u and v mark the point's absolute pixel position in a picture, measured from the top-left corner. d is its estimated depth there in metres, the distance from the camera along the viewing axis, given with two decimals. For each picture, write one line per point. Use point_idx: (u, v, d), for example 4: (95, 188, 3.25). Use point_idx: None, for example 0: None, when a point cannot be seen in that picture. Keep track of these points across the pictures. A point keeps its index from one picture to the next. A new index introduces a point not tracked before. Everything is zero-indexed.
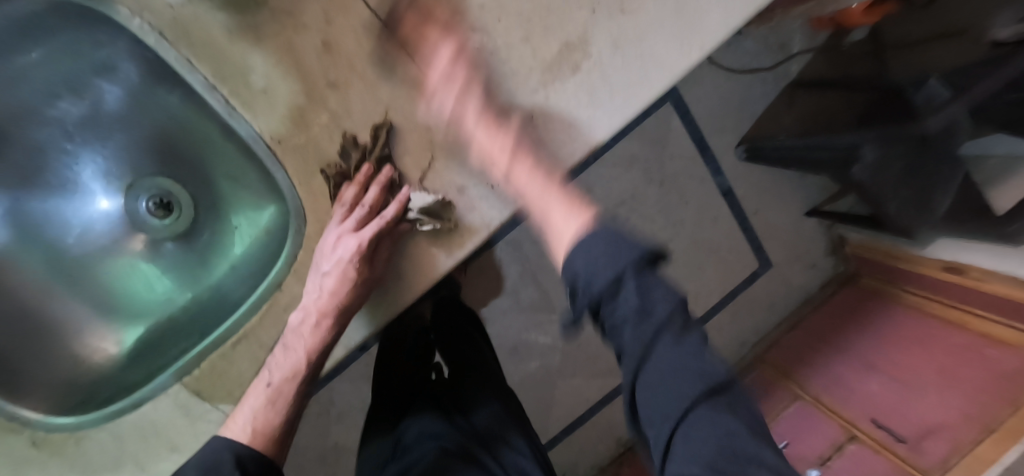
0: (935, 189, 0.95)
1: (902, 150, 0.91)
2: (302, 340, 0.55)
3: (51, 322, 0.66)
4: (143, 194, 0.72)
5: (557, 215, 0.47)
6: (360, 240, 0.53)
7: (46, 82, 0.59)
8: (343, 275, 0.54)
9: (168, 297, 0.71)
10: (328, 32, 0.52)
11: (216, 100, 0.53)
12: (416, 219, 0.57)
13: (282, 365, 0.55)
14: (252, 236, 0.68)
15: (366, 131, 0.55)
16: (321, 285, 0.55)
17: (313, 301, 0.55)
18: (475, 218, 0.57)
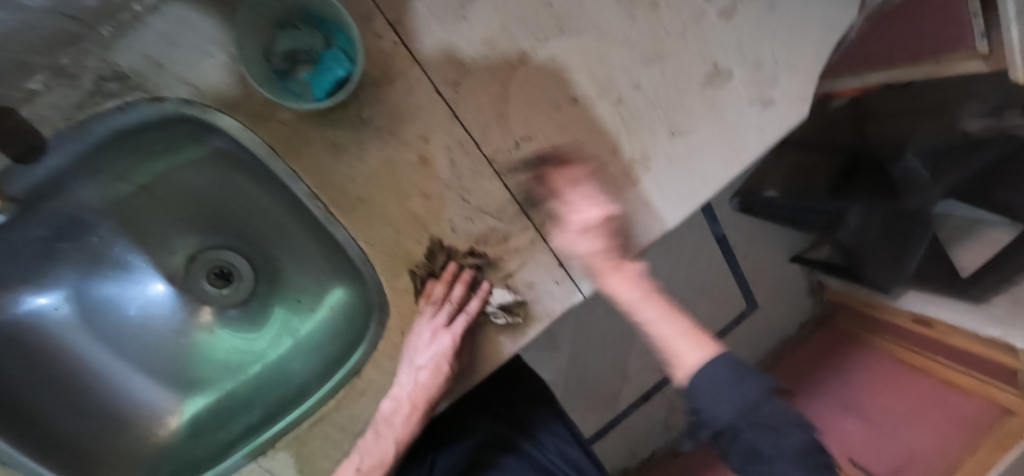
0: (907, 252, 1.07)
1: (881, 219, 1.04)
2: (397, 425, 0.60)
3: (112, 399, 0.67)
4: (204, 266, 0.74)
5: (685, 351, 0.51)
6: (454, 337, 0.58)
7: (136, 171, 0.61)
8: (437, 368, 0.58)
9: (226, 370, 0.73)
10: (426, 149, 0.57)
11: (316, 208, 0.56)
12: (492, 312, 0.62)
13: (372, 450, 0.59)
14: (316, 312, 0.71)
15: (453, 234, 0.60)
16: (414, 377, 0.59)
17: (406, 390, 0.59)
18: (541, 309, 0.62)
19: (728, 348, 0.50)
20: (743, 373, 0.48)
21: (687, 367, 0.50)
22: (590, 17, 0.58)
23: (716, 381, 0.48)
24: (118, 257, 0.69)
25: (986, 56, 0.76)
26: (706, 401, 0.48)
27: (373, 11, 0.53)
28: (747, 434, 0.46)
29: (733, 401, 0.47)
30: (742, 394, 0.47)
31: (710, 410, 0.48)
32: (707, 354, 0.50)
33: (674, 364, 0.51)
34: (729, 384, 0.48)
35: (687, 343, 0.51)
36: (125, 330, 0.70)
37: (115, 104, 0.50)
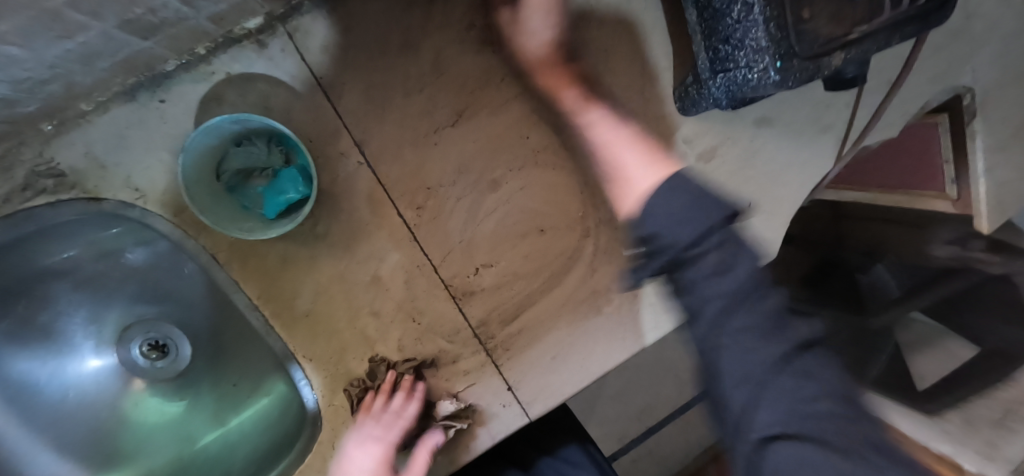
0: (873, 354, 1.05)
1: (848, 333, 1.03)
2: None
3: None
4: (137, 336, 0.68)
5: (636, 169, 0.45)
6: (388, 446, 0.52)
7: (81, 244, 0.59)
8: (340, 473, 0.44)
9: (155, 450, 0.67)
10: (381, 268, 0.55)
11: (255, 319, 0.53)
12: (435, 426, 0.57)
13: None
14: (253, 400, 0.68)
15: (399, 352, 0.57)
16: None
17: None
18: (490, 415, 0.59)
19: (731, 233, 0.38)
20: (701, 195, 0.39)
21: (637, 187, 0.44)
22: (566, 152, 0.58)
23: (667, 193, 0.40)
24: (46, 325, 0.63)
25: (954, 199, 0.84)
26: (661, 228, 0.38)
27: (340, 129, 0.51)
28: (701, 274, 0.37)
29: (699, 232, 0.37)
30: (683, 207, 0.38)
31: (669, 229, 0.38)
32: (659, 174, 0.43)
33: (624, 189, 0.46)
34: (682, 207, 0.39)
35: (643, 167, 0.45)
36: (40, 405, 0.63)
37: (47, 200, 0.47)
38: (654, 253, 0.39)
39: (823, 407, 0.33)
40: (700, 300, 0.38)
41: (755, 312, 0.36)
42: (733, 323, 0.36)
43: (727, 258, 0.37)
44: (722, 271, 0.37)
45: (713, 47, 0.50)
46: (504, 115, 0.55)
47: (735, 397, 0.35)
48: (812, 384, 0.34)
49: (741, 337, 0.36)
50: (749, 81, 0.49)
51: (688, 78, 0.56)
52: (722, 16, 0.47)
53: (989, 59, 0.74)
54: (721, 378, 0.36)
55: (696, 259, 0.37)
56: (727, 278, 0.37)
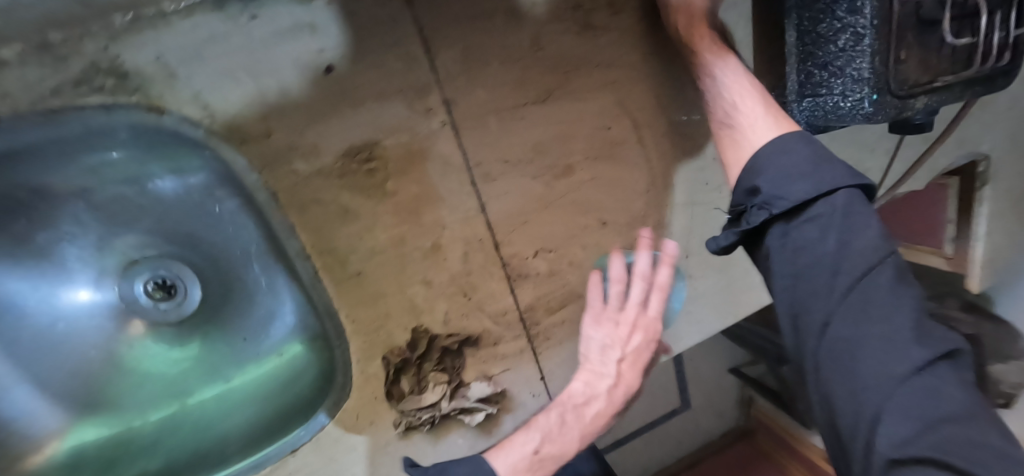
0: None
1: None
2: (584, 418, 0.51)
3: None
4: (145, 273, 0.62)
5: (773, 120, 0.46)
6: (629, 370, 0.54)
7: (108, 167, 0.54)
8: (649, 330, 0.54)
9: (146, 401, 0.62)
10: (442, 236, 0.52)
11: (304, 269, 0.49)
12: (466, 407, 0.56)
13: (546, 431, 0.50)
14: (262, 359, 0.63)
15: (443, 326, 0.55)
16: (618, 370, 0.53)
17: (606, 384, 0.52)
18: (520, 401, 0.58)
19: (857, 202, 0.40)
20: (823, 156, 0.42)
21: (755, 142, 0.46)
22: (641, 149, 0.57)
23: (789, 144, 0.43)
24: (44, 246, 0.57)
25: (948, 257, 0.92)
26: (772, 182, 0.42)
27: (431, 84, 0.48)
28: (804, 230, 0.40)
29: (806, 192, 0.40)
30: (804, 157, 0.42)
31: (782, 185, 0.41)
32: (782, 129, 0.45)
33: (738, 144, 0.47)
34: (807, 158, 0.42)
35: (765, 117, 0.46)
36: (24, 331, 0.57)
37: (101, 101, 0.42)
38: (756, 198, 0.43)
39: (958, 432, 0.32)
40: (812, 258, 0.39)
41: (891, 321, 0.35)
42: (867, 339, 0.36)
43: (831, 223, 0.39)
44: (843, 231, 0.39)
45: (806, 71, 0.52)
46: (593, 103, 0.54)
47: (852, 408, 0.35)
48: (955, 396, 0.33)
49: (860, 330, 0.36)
50: (839, 108, 0.50)
51: (768, 98, 0.58)
52: (826, 42, 0.49)
53: (1008, 134, 0.80)
54: (834, 389, 0.37)
55: (810, 218, 0.40)
56: (840, 242, 0.39)
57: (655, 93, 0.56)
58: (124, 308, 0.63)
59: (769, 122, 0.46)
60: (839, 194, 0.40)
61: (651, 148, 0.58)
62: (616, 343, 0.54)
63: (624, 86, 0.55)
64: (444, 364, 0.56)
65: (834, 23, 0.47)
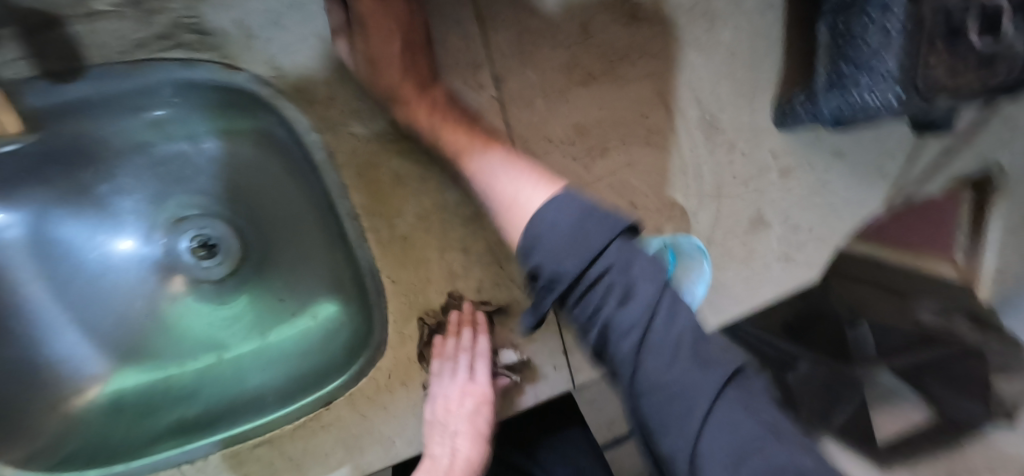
0: (838, 403, 1.08)
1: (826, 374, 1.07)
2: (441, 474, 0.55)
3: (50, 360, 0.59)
4: (192, 230, 0.65)
5: (530, 190, 0.42)
6: (480, 432, 0.57)
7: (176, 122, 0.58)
8: (476, 431, 0.56)
9: (185, 354, 0.65)
10: (482, 207, 0.55)
11: (353, 228, 0.52)
12: (500, 371, 0.60)
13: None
14: (297, 318, 0.66)
15: (477, 294, 0.58)
16: (454, 446, 0.55)
17: (445, 464, 0.54)
18: (547, 373, 0.62)
19: (628, 250, 0.39)
20: (589, 209, 0.39)
21: (526, 203, 0.41)
22: (674, 138, 0.60)
23: (560, 210, 0.39)
24: (102, 196, 0.60)
25: (958, 268, 0.97)
26: (546, 258, 0.37)
27: (485, 60, 0.52)
28: (597, 311, 0.39)
29: (577, 271, 0.37)
30: (579, 227, 0.38)
31: (558, 256, 0.37)
32: (548, 191, 0.42)
33: (512, 211, 0.43)
34: (569, 229, 0.38)
35: (532, 182, 0.43)
36: (76, 276, 0.60)
37: (183, 56, 0.46)
38: (546, 287, 0.39)
39: (772, 459, 0.34)
40: (612, 333, 0.38)
41: (677, 363, 0.37)
42: (671, 375, 0.37)
43: (617, 282, 0.38)
44: (631, 280, 0.38)
45: (836, 68, 0.55)
46: (633, 90, 0.57)
47: (673, 442, 0.36)
48: (751, 426, 0.36)
49: (677, 376, 0.36)
50: (866, 103, 0.53)
51: (796, 94, 0.61)
52: (857, 40, 0.52)
53: None
54: (654, 423, 0.37)
55: (594, 284, 0.38)
56: (627, 311, 0.38)
57: (689, 85, 0.59)
58: (168, 264, 0.65)
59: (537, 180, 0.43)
60: (612, 249, 0.38)
61: (683, 137, 0.61)
62: (467, 422, 0.56)
63: (661, 78, 0.58)
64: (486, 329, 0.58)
65: (867, 23, 0.50)
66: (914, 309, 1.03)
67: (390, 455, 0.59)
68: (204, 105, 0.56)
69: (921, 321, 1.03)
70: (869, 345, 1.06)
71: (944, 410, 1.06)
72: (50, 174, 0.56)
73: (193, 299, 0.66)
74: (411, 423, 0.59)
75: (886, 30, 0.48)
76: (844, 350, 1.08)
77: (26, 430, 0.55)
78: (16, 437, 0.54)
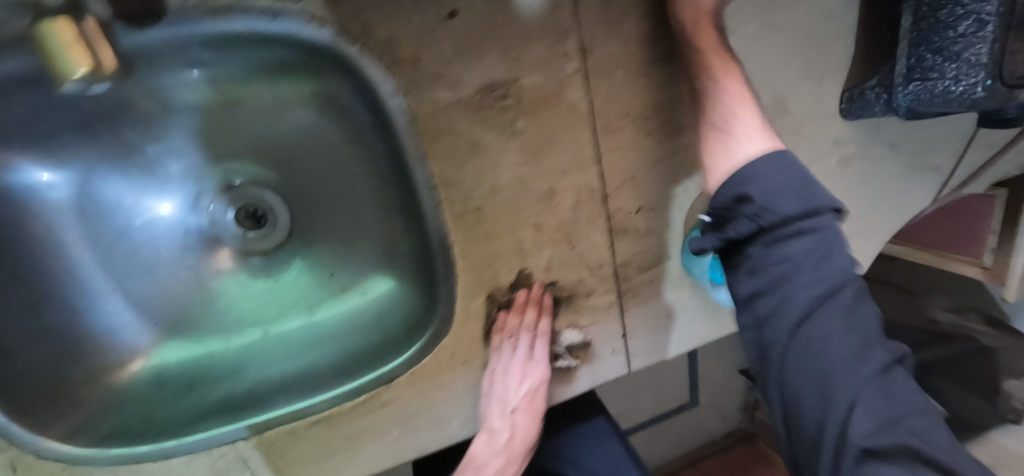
0: None
1: None
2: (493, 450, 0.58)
3: (89, 331, 0.55)
4: (240, 199, 0.62)
5: (750, 140, 0.47)
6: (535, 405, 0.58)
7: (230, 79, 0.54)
8: (533, 407, 0.58)
9: (229, 329, 0.61)
10: (558, 182, 0.54)
11: (429, 199, 0.50)
12: (560, 353, 0.60)
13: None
14: (347, 295, 0.63)
15: (545, 273, 0.56)
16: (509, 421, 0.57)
17: (499, 435, 0.58)
18: (604, 357, 0.62)
19: (831, 225, 0.42)
20: (804, 179, 0.43)
21: (745, 149, 0.47)
22: None
23: (774, 166, 0.44)
24: (151, 159, 0.57)
25: (986, 268, 0.95)
26: (760, 192, 0.43)
27: (573, 29, 0.50)
28: (777, 255, 0.42)
29: (786, 214, 0.42)
30: (780, 184, 0.43)
31: (772, 198, 0.42)
32: (767, 146, 0.46)
33: (721, 149, 0.49)
34: (787, 187, 0.43)
35: (756, 131, 0.48)
36: (120, 243, 0.57)
37: (268, 7, 0.44)
38: (740, 214, 0.44)
39: (906, 433, 0.38)
40: (787, 286, 0.42)
41: (846, 336, 0.40)
42: (833, 339, 0.40)
43: (822, 238, 0.41)
44: (822, 252, 0.41)
45: (917, 55, 0.54)
46: None
47: (812, 398, 0.40)
48: (906, 395, 0.40)
49: (831, 340, 0.40)
50: (948, 92, 0.52)
51: (869, 82, 0.60)
52: (945, 27, 0.51)
53: None
54: (799, 381, 0.41)
55: (802, 234, 0.42)
56: (812, 273, 0.41)
57: (765, 66, 0.58)
58: (214, 234, 0.62)
59: (758, 135, 0.47)
60: (823, 215, 0.42)
61: None
62: (522, 400, 0.57)
63: (739, 59, 0.57)
64: (552, 311, 0.58)
65: (957, 9, 0.49)
66: (929, 309, 1.11)
67: (444, 435, 0.59)
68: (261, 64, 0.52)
69: (936, 319, 1.09)
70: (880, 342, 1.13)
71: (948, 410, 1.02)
72: (101, 131, 0.53)
73: (241, 272, 0.63)
74: (470, 403, 0.58)
75: (979, 16, 0.47)
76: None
77: (68, 402, 0.53)
78: (59, 412, 0.51)
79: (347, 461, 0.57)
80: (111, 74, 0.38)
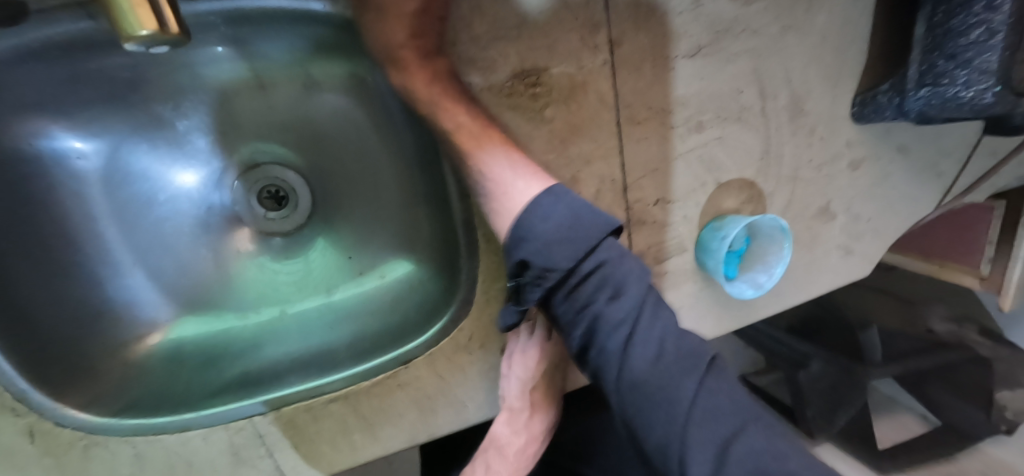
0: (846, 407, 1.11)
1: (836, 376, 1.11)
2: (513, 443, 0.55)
3: (110, 302, 0.56)
4: (263, 180, 0.62)
5: (523, 184, 0.47)
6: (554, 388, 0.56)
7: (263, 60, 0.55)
8: (552, 388, 0.56)
9: (246, 308, 0.62)
10: (582, 170, 0.55)
11: (457, 180, 0.51)
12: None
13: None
14: (365, 278, 0.64)
15: None
16: (531, 402, 0.55)
17: (524, 419, 0.54)
18: None
19: (617, 262, 0.44)
20: (579, 217, 0.44)
21: (519, 192, 0.46)
22: (762, 119, 0.61)
23: (551, 206, 0.44)
24: (180, 135, 0.58)
25: (983, 276, 0.97)
26: (536, 252, 0.43)
27: (603, 22, 0.52)
28: (610, 310, 0.43)
29: (575, 262, 0.43)
30: (569, 224, 0.44)
31: (540, 252, 0.43)
32: (540, 185, 0.46)
33: (501, 201, 0.47)
34: (563, 231, 0.43)
35: (521, 167, 0.48)
36: (144, 216, 0.58)
37: None
38: (542, 277, 0.43)
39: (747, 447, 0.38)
40: (600, 313, 0.43)
41: (659, 337, 0.43)
42: (641, 359, 0.42)
43: (607, 275, 0.44)
44: (608, 286, 0.43)
45: (930, 61, 0.56)
46: (734, 66, 0.58)
47: (659, 431, 0.40)
48: (727, 410, 0.41)
49: (648, 369, 0.41)
50: (959, 98, 0.54)
51: (881, 86, 0.62)
52: (957, 35, 0.52)
53: None
54: (650, 429, 0.41)
55: (580, 282, 0.44)
56: (623, 271, 0.44)
57: (782, 68, 0.60)
58: (235, 213, 0.62)
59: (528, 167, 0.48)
60: (609, 243, 0.45)
61: (771, 119, 0.62)
62: (541, 381, 0.55)
63: (759, 58, 0.59)
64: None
65: (969, 17, 0.51)
66: (924, 318, 1.12)
67: (461, 418, 0.58)
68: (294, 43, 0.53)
69: (933, 329, 1.10)
70: (877, 348, 1.09)
71: (943, 417, 1.12)
72: (133, 103, 0.54)
73: (260, 252, 0.63)
74: (487, 388, 0.58)
75: (990, 25, 0.48)
76: (857, 353, 1.10)
77: (87, 371, 0.53)
78: (78, 382, 0.51)
79: (363, 442, 0.56)
80: (174, 39, 0.35)
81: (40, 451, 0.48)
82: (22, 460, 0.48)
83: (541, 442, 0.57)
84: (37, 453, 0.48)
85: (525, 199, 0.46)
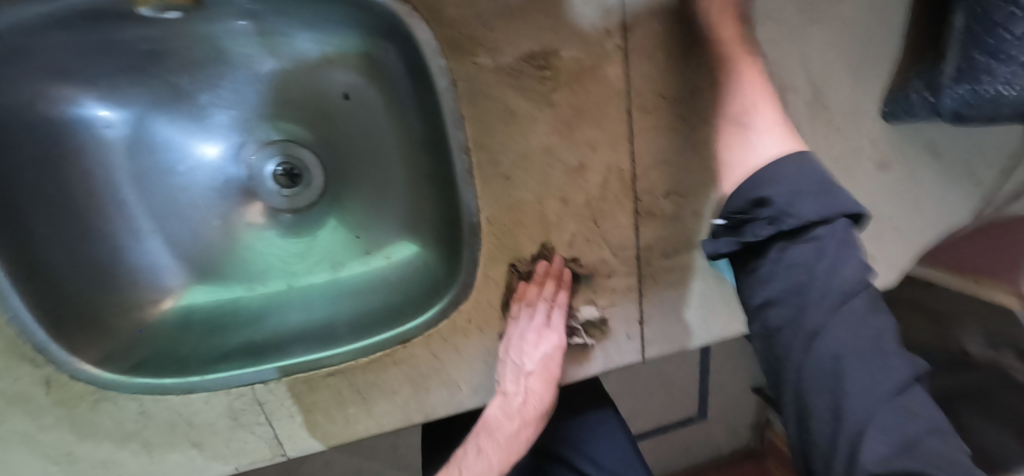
0: None
1: None
2: (512, 425, 0.55)
3: (128, 266, 0.58)
4: (276, 156, 0.63)
5: (769, 138, 0.50)
6: (553, 374, 0.56)
7: (280, 37, 0.57)
8: (549, 374, 0.55)
9: (256, 280, 0.63)
10: (588, 157, 0.55)
11: (460, 162, 0.52)
12: (576, 328, 0.59)
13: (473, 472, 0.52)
14: (371, 259, 0.65)
15: (567, 249, 0.57)
16: (526, 386, 0.54)
17: (518, 402, 0.54)
18: (621, 343, 0.60)
19: (840, 227, 0.43)
20: (826, 187, 0.44)
21: (760, 153, 0.49)
22: (782, 112, 0.59)
23: (797, 170, 0.45)
24: (200, 108, 0.60)
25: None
26: (782, 200, 0.44)
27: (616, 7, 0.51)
28: (842, 265, 0.41)
29: (820, 214, 0.43)
30: (813, 188, 0.44)
31: (795, 203, 0.43)
32: (787, 147, 0.48)
33: (739, 153, 0.52)
34: (811, 192, 0.44)
35: (771, 134, 0.50)
36: (163, 185, 0.60)
37: None
38: (777, 222, 0.44)
39: None
40: (804, 296, 0.42)
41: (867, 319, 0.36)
42: None
43: (826, 246, 0.42)
44: (834, 257, 0.42)
45: (970, 57, 0.53)
46: (754, 55, 0.56)
47: None
48: None
49: None
50: (999, 95, 0.51)
51: (913, 83, 0.59)
52: (1000, 29, 0.49)
53: None
54: None
55: (810, 239, 0.43)
56: (831, 271, 0.42)
57: (807, 60, 0.58)
58: (251, 189, 0.64)
59: (775, 128, 0.50)
60: (840, 220, 0.43)
61: (791, 112, 0.60)
62: (538, 366, 0.55)
63: (782, 47, 0.57)
64: (571, 287, 0.57)
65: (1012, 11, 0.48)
66: (958, 338, 0.97)
67: (455, 402, 0.58)
68: (307, 17, 0.55)
69: (967, 350, 0.96)
70: None
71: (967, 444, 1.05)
72: (155, 75, 0.56)
73: (270, 228, 0.65)
74: (484, 371, 0.58)
75: None
76: None
77: (101, 330, 0.55)
78: (93, 336, 0.54)
79: (356, 416, 0.57)
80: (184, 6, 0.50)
81: (53, 400, 0.51)
82: (36, 407, 0.51)
83: (536, 428, 0.56)
84: (49, 402, 0.51)
85: (767, 145, 0.49)
